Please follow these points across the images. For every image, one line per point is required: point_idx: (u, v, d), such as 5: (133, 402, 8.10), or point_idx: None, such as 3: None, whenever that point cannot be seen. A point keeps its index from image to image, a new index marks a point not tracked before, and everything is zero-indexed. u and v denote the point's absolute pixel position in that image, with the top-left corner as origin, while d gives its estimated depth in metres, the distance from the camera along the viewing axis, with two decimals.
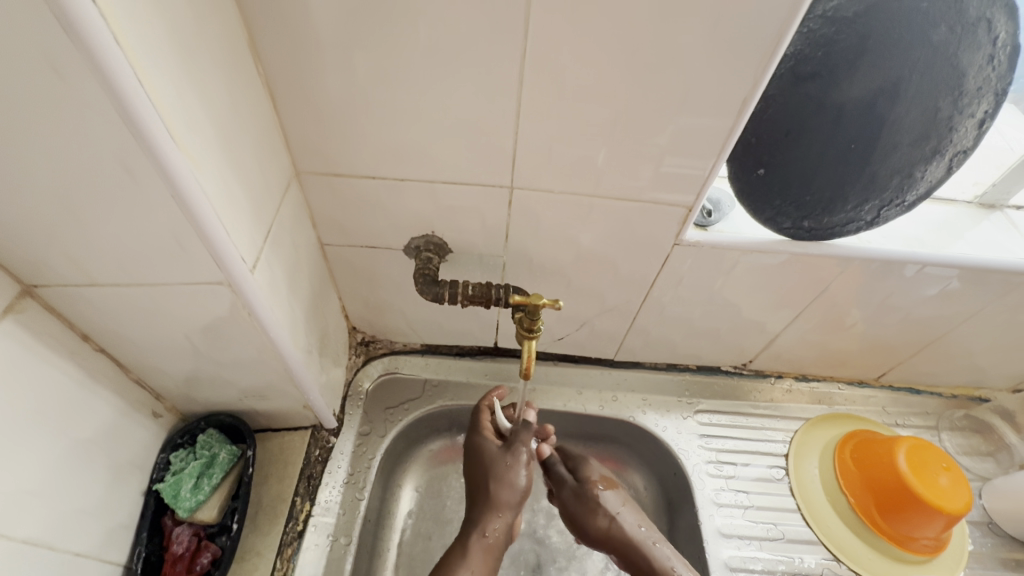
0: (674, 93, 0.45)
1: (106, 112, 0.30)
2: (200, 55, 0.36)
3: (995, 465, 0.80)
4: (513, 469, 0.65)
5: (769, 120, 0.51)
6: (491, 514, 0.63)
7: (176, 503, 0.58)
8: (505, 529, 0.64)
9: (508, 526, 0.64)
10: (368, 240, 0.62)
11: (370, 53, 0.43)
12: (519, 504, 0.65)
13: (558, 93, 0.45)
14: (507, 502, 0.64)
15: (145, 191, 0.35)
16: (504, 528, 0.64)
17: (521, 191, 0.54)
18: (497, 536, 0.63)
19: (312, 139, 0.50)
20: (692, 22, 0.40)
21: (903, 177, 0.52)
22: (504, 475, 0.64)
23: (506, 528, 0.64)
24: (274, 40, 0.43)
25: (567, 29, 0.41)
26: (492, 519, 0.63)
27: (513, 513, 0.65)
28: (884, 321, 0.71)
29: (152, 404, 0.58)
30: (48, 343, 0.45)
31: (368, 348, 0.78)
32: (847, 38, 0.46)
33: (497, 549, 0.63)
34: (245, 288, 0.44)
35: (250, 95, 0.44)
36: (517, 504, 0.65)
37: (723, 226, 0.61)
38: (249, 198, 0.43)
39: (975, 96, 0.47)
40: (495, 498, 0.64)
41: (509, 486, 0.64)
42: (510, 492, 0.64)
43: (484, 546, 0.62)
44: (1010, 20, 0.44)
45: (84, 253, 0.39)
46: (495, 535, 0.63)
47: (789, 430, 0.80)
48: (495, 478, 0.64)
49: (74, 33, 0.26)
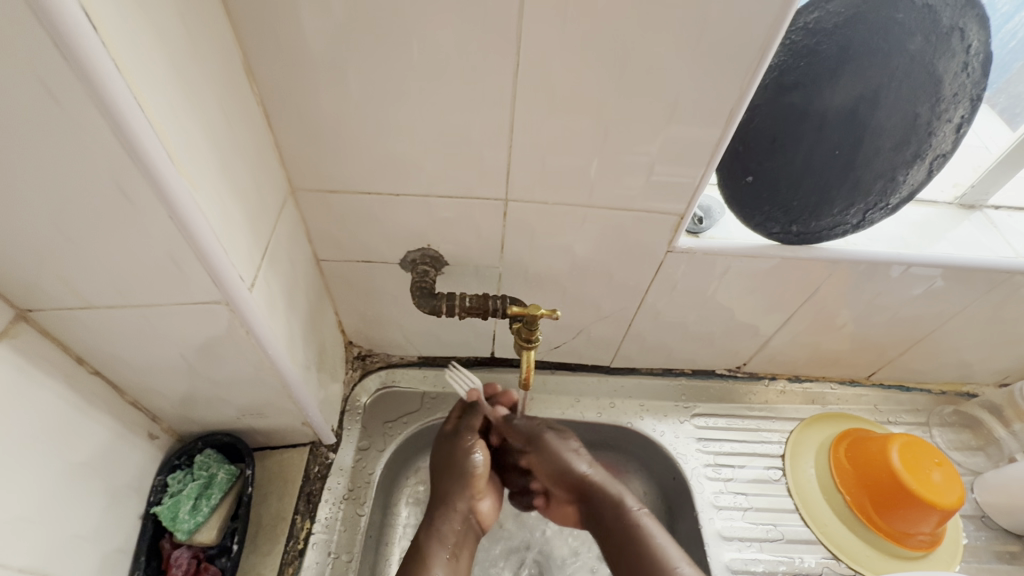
0: (664, 104, 0.46)
1: (104, 136, 0.30)
2: (197, 78, 0.36)
3: (986, 460, 0.81)
4: (460, 457, 0.67)
5: (755, 128, 0.53)
6: (444, 507, 0.65)
7: (175, 526, 0.57)
8: (460, 517, 0.65)
9: (461, 514, 0.66)
10: (363, 255, 0.62)
11: (365, 72, 0.44)
12: (471, 490, 0.66)
13: (550, 107, 0.46)
14: (460, 489, 0.66)
15: (143, 212, 0.35)
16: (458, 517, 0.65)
17: (515, 204, 0.55)
18: (451, 524, 0.65)
19: (307, 156, 0.51)
20: (680, 36, 0.41)
21: (886, 181, 0.53)
22: (456, 464, 0.67)
23: (458, 517, 0.65)
24: (269, 60, 0.43)
25: (558, 44, 0.42)
26: (445, 509, 0.65)
27: (466, 501, 0.66)
28: (873, 321, 0.72)
29: (148, 425, 0.57)
30: (43, 367, 0.44)
31: (365, 362, 0.78)
32: (827, 49, 0.48)
33: (453, 538, 0.64)
34: (243, 306, 0.44)
35: (246, 114, 0.44)
36: (469, 490, 0.66)
37: (715, 232, 0.62)
38: (246, 216, 0.44)
39: (953, 101, 0.49)
40: (447, 488, 0.66)
41: (460, 474, 0.66)
42: (462, 479, 0.66)
43: (439, 535, 0.64)
44: (981, 29, 0.46)
45: (79, 276, 0.39)
46: (447, 524, 0.64)
47: (784, 431, 0.81)
48: (446, 467, 0.67)
49: (75, 63, 0.27)
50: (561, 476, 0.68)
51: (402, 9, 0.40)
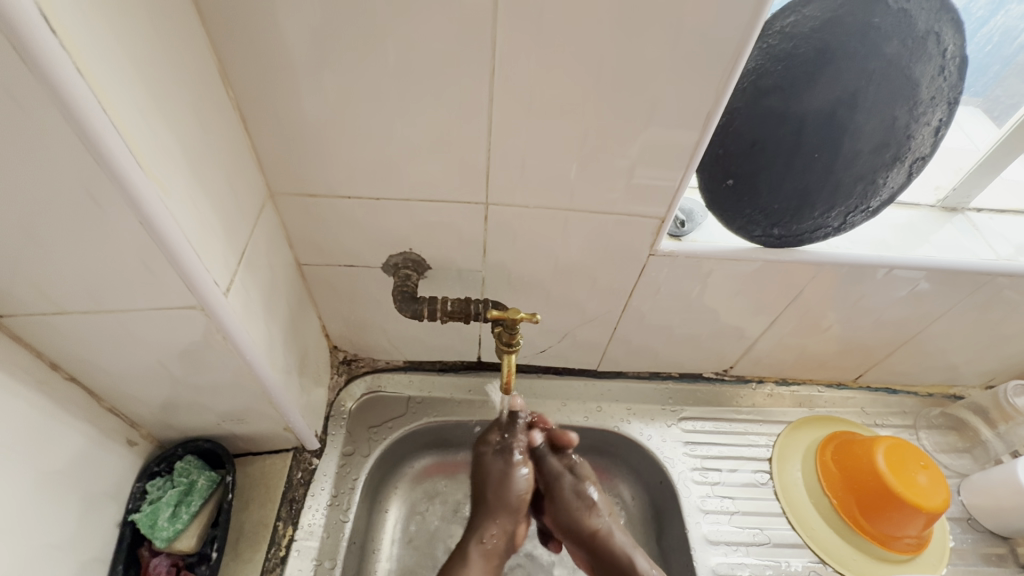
0: (640, 107, 0.46)
1: (68, 140, 0.30)
2: (167, 81, 0.36)
3: (972, 462, 0.81)
4: (510, 475, 0.66)
5: (735, 132, 0.53)
6: (488, 522, 0.64)
7: (153, 534, 0.56)
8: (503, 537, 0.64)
9: (507, 533, 0.65)
10: (346, 259, 0.62)
11: (340, 75, 0.44)
12: (518, 511, 0.65)
13: (527, 109, 0.46)
14: (507, 507, 0.65)
15: (111, 216, 0.34)
16: (501, 535, 0.64)
17: (496, 208, 0.55)
18: (495, 542, 0.64)
19: (286, 160, 0.51)
20: (653, 39, 0.41)
21: (866, 184, 0.54)
22: (505, 479, 0.65)
23: (504, 535, 0.64)
24: (244, 63, 0.43)
25: (533, 47, 0.42)
26: (490, 527, 0.64)
27: (511, 521, 0.65)
28: (857, 323, 0.72)
29: (127, 431, 0.57)
30: (15, 374, 0.44)
31: (350, 367, 0.78)
32: (805, 53, 0.48)
33: (496, 557, 0.64)
34: (218, 310, 0.43)
35: (220, 118, 0.44)
36: (516, 510, 0.65)
37: (697, 235, 0.62)
38: (221, 221, 0.43)
39: (930, 105, 0.49)
40: (492, 506, 0.65)
41: (507, 491, 0.65)
42: (509, 498, 0.65)
43: (482, 551, 0.63)
44: (957, 33, 0.46)
45: (49, 281, 0.39)
46: (493, 542, 0.63)
47: (772, 434, 0.81)
48: (494, 484, 0.65)
49: (35, 65, 0.26)
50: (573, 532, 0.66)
51: (375, 13, 0.40)
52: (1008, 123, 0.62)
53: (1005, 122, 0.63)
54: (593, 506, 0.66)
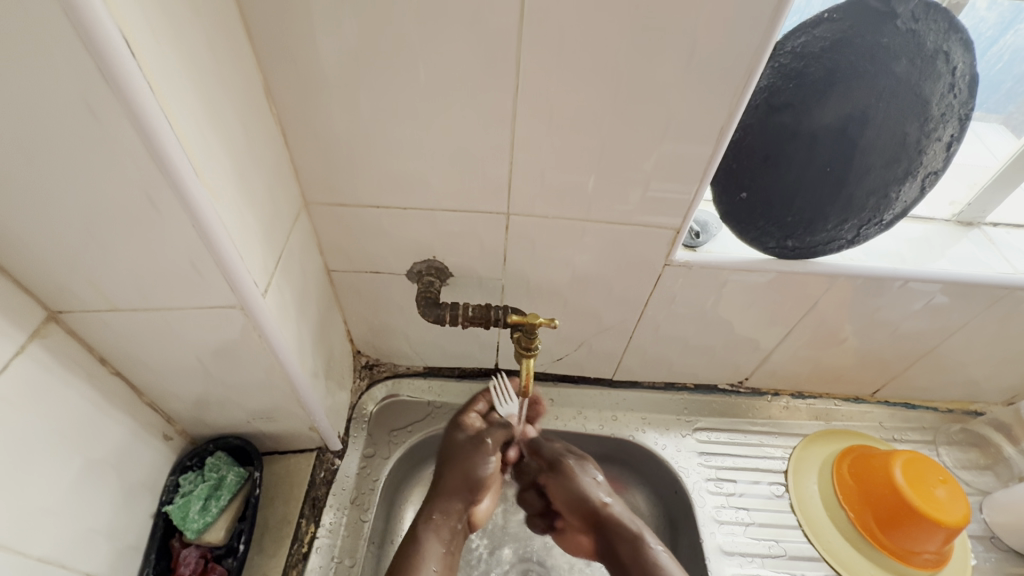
0: (656, 123, 0.48)
1: (137, 151, 0.33)
2: (219, 99, 0.39)
3: (995, 479, 0.79)
4: (476, 456, 0.68)
5: (747, 147, 0.55)
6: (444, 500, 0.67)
7: (184, 525, 0.59)
8: (456, 514, 0.67)
9: (460, 509, 0.67)
10: (373, 266, 0.64)
11: (374, 93, 0.47)
12: (472, 491, 0.67)
13: (549, 124, 0.49)
14: (464, 486, 0.67)
15: (168, 221, 0.37)
16: (455, 514, 0.67)
17: (517, 218, 0.58)
18: (449, 516, 0.66)
19: (321, 172, 0.54)
20: (669, 58, 0.44)
21: (879, 198, 0.55)
22: (466, 458, 0.68)
23: (457, 513, 0.66)
24: (287, 81, 0.46)
25: (555, 66, 0.44)
26: (445, 504, 0.67)
27: (463, 500, 0.67)
28: (874, 336, 0.73)
29: (163, 426, 0.60)
30: (69, 366, 0.47)
31: (372, 371, 0.80)
32: (815, 72, 0.50)
33: (448, 534, 0.66)
34: (257, 310, 0.46)
35: (263, 131, 0.47)
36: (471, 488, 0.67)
37: (711, 246, 0.64)
38: (262, 226, 0.46)
39: (940, 121, 0.50)
40: (451, 484, 0.67)
41: (467, 470, 0.67)
42: (467, 476, 0.67)
43: (432, 527, 0.65)
44: (965, 53, 0.48)
45: (107, 280, 0.42)
46: (444, 519, 0.66)
47: (788, 447, 0.81)
48: (455, 461, 0.68)
49: (116, 85, 0.30)
50: (577, 506, 0.70)
51: (408, 34, 0.43)
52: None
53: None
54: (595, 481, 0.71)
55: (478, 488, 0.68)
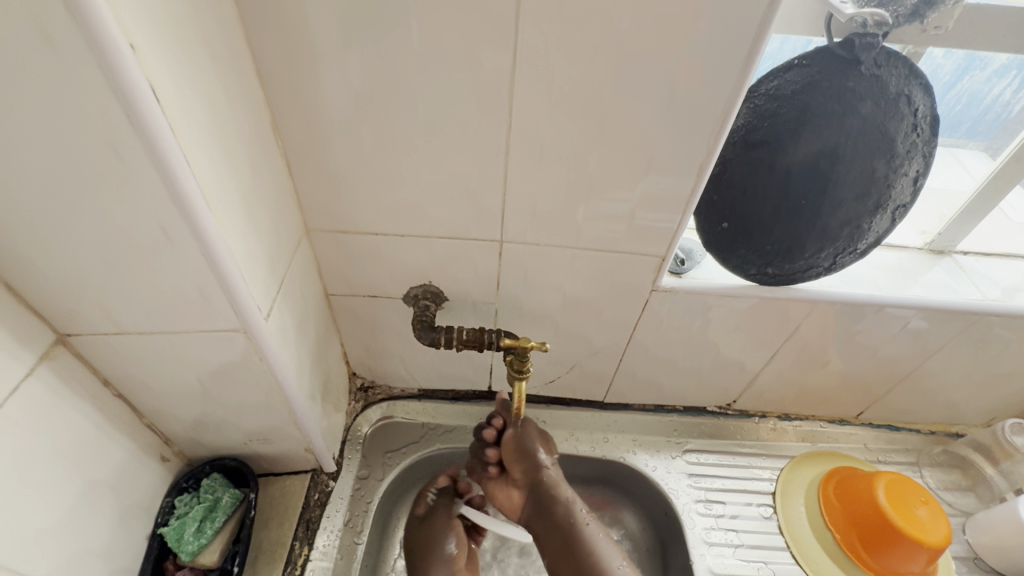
0: (641, 159, 0.51)
1: (155, 186, 0.35)
2: (231, 135, 0.41)
3: (976, 501, 0.82)
4: (436, 538, 0.69)
5: (727, 180, 0.58)
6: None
7: (179, 547, 0.59)
8: None
9: None
10: (370, 290, 0.67)
11: (375, 129, 0.50)
12: (448, 572, 0.67)
13: (540, 159, 0.52)
14: (438, 572, 0.66)
15: (180, 250, 0.40)
16: None
17: (510, 245, 0.60)
18: None
19: (323, 201, 0.56)
20: (651, 100, 0.47)
21: (852, 228, 0.58)
22: (427, 547, 0.68)
23: None
24: (293, 117, 0.49)
25: (546, 106, 0.48)
26: None
27: None
28: (855, 359, 0.75)
29: (160, 447, 0.61)
30: (73, 388, 0.48)
31: (367, 394, 0.81)
32: (788, 111, 0.53)
33: None
34: (259, 334, 0.48)
35: (270, 164, 0.49)
36: (443, 571, 0.66)
37: (696, 272, 0.67)
38: (266, 253, 0.49)
39: (906, 157, 0.54)
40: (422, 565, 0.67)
41: (432, 555, 0.67)
42: (434, 561, 0.67)
43: None
44: (926, 95, 0.52)
45: (117, 305, 0.44)
46: None
47: (775, 468, 0.83)
48: (418, 553, 0.68)
49: (140, 128, 0.32)
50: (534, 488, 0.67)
51: (409, 75, 0.46)
52: (1004, 152, 0.64)
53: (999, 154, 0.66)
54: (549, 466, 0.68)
55: (455, 568, 0.68)
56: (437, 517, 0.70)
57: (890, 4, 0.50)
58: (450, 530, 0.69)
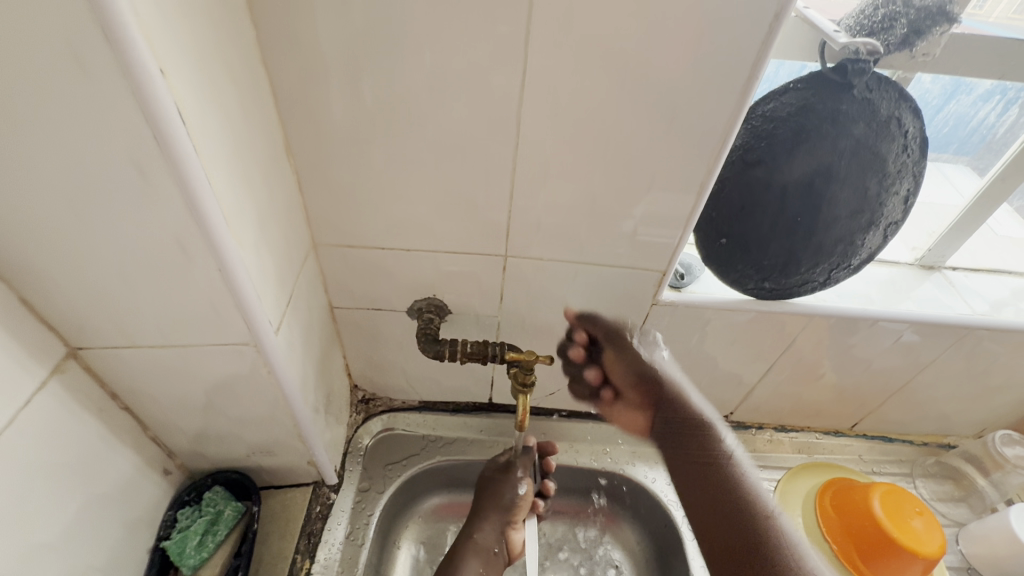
0: (643, 177, 0.53)
1: (175, 203, 0.36)
2: (246, 152, 0.42)
3: (969, 510, 0.83)
4: (507, 479, 0.74)
5: (725, 198, 0.60)
6: (483, 523, 0.71)
7: (181, 561, 0.59)
8: (495, 536, 0.71)
9: (499, 533, 0.71)
10: (375, 303, 0.67)
11: (385, 147, 0.51)
12: (509, 512, 0.72)
13: (545, 176, 0.53)
14: (498, 508, 0.72)
15: (195, 266, 0.40)
16: (492, 535, 0.70)
17: (514, 259, 0.61)
18: (487, 541, 0.70)
19: (332, 216, 0.57)
20: (653, 122, 0.49)
21: (846, 245, 0.60)
22: (498, 485, 0.74)
23: (493, 535, 0.70)
24: (305, 135, 0.50)
25: (551, 126, 0.49)
26: (482, 525, 0.71)
27: (502, 521, 0.71)
28: (849, 372, 0.77)
29: (163, 460, 0.61)
30: (82, 401, 0.48)
31: (368, 406, 0.82)
32: (783, 133, 0.55)
33: (485, 553, 0.69)
34: (269, 347, 0.49)
35: (281, 180, 0.50)
36: (506, 508, 0.72)
37: (695, 286, 0.68)
38: (276, 267, 0.49)
39: (897, 177, 0.56)
40: (488, 506, 0.72)
41: (500, 492, 0.73)
42: (500, 498, 0.73)
43: (473, 548, 0.69)
44: (915, 118, 0.54)
45: (129, 319, 0.44)
46: (481, 539, 0.70)
47: (772, 479, 0.84)
48: (492, 488, 0.74)
49: (164, 148, 0.33)
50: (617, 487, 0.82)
51: (420, 96, 0.47)
52: (988, 174, 0.67)
53: (985, 174, 0.68)
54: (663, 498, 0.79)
55: (516, 510, 0.72)
56: (516, 461, 0.75)
57: (880, 33, 0.51)
58: (523, 474, 0.74)
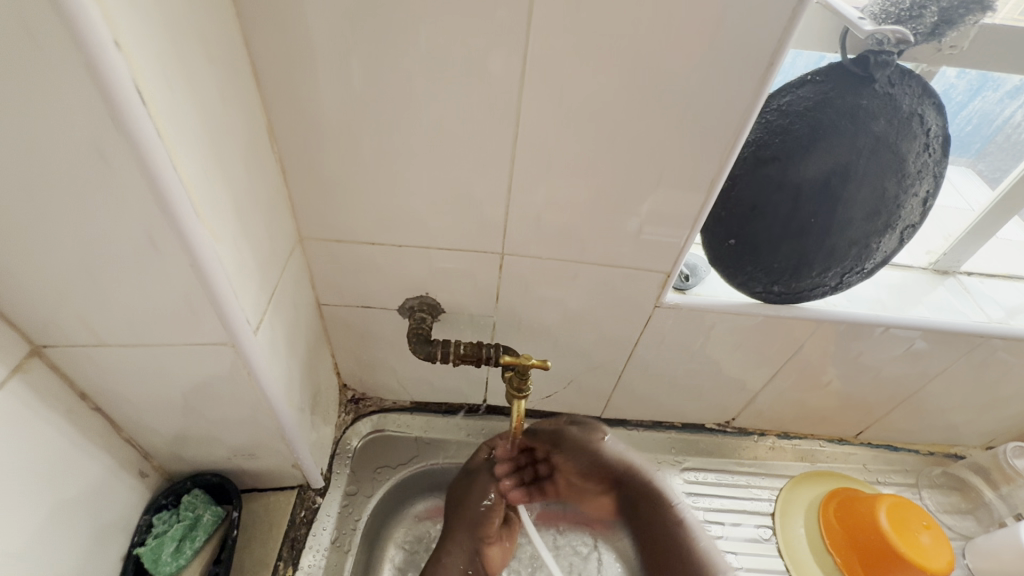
0: (648, 173, 0.50)
1: (141, 193, 0.33)
2: (222, 137, 0.39)
3: (975, 524, 0.81)
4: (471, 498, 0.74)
5: (736, 196, 0.57)
6: (450, 544, 0.72)
7: (156, 569, 0.56)
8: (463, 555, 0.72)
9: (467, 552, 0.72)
10: (365, 300, 0.64)
11: (375, 134, 0.48)
12: (473, 528, 0.73)
13: (545, 170, 0.50)
14: (465, 526, 0.73)
15: (166, 261, 0.37)
16: (460, 554, 0.72)
17: (511, 257, 0.58)
18: (457, 560, 0.71)
19: (318, 208, 0.54)
20: (662, 114, 0.46)
21: (860, 248, 0.57)
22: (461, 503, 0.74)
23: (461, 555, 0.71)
24: (289, 121, 0.47)
25: (553, 117, 0.46)
26: (448, 544, 0.72)
27: (466, 539, 0.73)
28: (857, 380, 0.74)
29: (139, 463, 0.58)
30: (47, 402, 0.45)
31: (357, 406, 0.79)
32: (800, 128, 0.52)
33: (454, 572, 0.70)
34: (248, 348, 0.46)
35: (264, 168, 0.47)
36: (470, 526, 0.73)
37: (701, 289, 0.65)
38: (257, 262, 0.46)
39: (917, 177, 0.53)
40: (455, 523, 0.73)
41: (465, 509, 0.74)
42: (466, 514, 0.73)
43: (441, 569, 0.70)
44: (938, 115, 0.51)
45: (96, 316, 0.41)
46: (450, 559, 0.71)
47: (774, 488, 0.81)
48: (456, 503, 0.75)
49: (126, 132, 0.30)
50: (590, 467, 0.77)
51: (412, 78, 0.44)
52: (1010, 176, 0.64)
53: (1004, 177, 0.66)
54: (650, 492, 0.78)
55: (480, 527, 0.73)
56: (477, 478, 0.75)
57: (909, 22, 0.49)
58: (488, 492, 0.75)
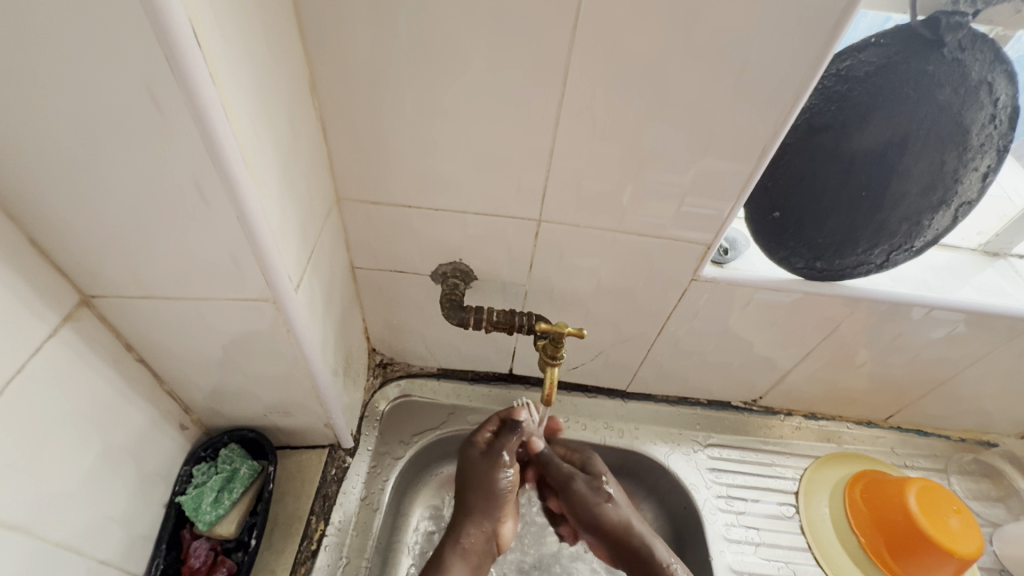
0: (696, 140, 0.48)
1: (193, 142, 0.33)
2: (268, 89, 0.38)
3: (1006, 512, 0.80)
4: (491, 475, 0.67)
5: (784, 166, 0.55)
6: (467, 523, 0.67)
7: (197, 516, 0.58)
8: (483, 536, 0.67)
9: (487, 533, 0.67)
10: (398, 265, 0.64)
11: (418, 92, 0.47)
12: (495, 510, 0.67)
13: (588, 135, 0.49)
14: (486, 509, 0.67)
15: (214, 213, 0.37)
16: (480, 536, 0.67)
17: (548, 225, 0.57)
18: (475, 542, 0.67)
19: (356, 169, 0.54)
20: (716, 77, 0.44)
21: (911, 225, 0.55)
22: (484, 482, 0.67)
23: (483, 536, 0.67)
24: (332, 77, 0.46)
25: (602, 77, 0.44)
26: (469, 526, 0.67)
27: (489, 521, 0.67)
28: (891, 362, 0.72)
29: (179, 415, 0.59)
30: (97, 351, 0.47)
31: (385, 370, 0.80)
32: (858, 95, 0.50)
33: (473, 555, 0.66)
34: (288, 305, 0.46)
35: (305, 125, 0.47)
36: (489, 509, 0.67)
37: (739, 263, 0.64)
38: (298, 220, 0.46)
39: (979, 151, 0.50)
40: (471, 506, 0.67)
41: (487, 491, 0.67)
42: (489, 497, 0.67)
43: (459, 550, 0.66)
44: (1009, 84, 0.48)
45: (144, 267, 0.42)
46: (470, 541, 0.66)
47: (799, 468, 0.81)
48: (475, 482, 0.67)
49: (181, 77, 0.29)
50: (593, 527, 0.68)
51: (458, 33, 0.42)
52: None
53: None
54: (671, 466, 0.78)
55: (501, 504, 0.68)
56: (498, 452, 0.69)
57: None
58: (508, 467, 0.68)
